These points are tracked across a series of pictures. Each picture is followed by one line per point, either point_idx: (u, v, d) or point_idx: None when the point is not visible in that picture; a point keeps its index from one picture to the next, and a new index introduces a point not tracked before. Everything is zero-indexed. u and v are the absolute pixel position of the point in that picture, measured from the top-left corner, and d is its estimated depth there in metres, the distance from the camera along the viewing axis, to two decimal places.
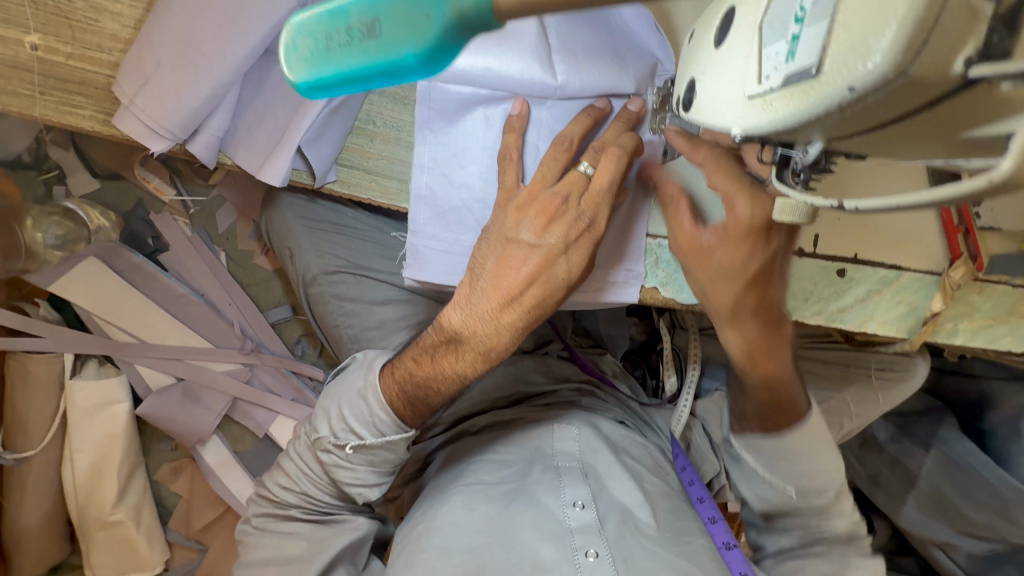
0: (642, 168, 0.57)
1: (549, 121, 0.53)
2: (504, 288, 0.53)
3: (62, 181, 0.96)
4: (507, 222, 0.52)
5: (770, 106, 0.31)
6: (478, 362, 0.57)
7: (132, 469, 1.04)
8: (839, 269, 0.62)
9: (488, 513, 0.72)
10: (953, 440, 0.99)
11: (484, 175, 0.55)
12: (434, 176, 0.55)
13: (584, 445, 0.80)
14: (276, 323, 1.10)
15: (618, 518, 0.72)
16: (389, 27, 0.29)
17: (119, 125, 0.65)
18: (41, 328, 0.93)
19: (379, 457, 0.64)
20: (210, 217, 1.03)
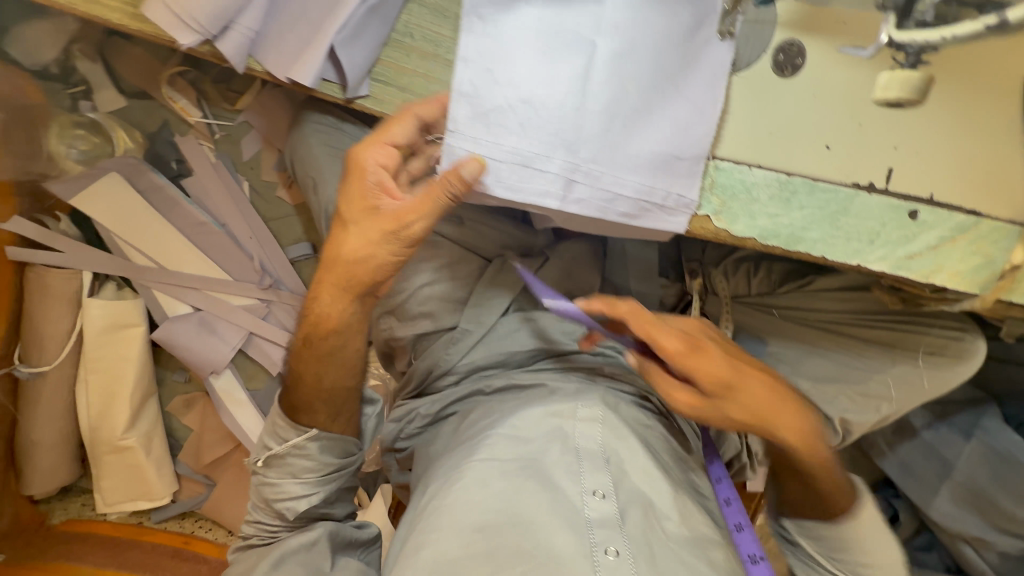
0: (708, 79, 0.51)
1: (609, 14, 0.49)
2: (345, 281, 0.59)
3: (89, 96, 0.93)
4: (338, 215, 0.58)
5: None
6: (319, 339, 0.64)
7: (145, 396, 1.04)
8: (911, 210, 0.56)
9: (502, 489, 0.68)
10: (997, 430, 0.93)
11: (534, 73, 0.50)
12: (479, 71, 0.50)
13: (608, 428, 0.75)
14: (295, 260, 1.07)
15: (640, 510, 0.67)
16: None
17: (148, 14, 0.62)
18: (62, 243, 0.92)
19: (297, 466, 0.64)
20: (235, 144, 0.99)
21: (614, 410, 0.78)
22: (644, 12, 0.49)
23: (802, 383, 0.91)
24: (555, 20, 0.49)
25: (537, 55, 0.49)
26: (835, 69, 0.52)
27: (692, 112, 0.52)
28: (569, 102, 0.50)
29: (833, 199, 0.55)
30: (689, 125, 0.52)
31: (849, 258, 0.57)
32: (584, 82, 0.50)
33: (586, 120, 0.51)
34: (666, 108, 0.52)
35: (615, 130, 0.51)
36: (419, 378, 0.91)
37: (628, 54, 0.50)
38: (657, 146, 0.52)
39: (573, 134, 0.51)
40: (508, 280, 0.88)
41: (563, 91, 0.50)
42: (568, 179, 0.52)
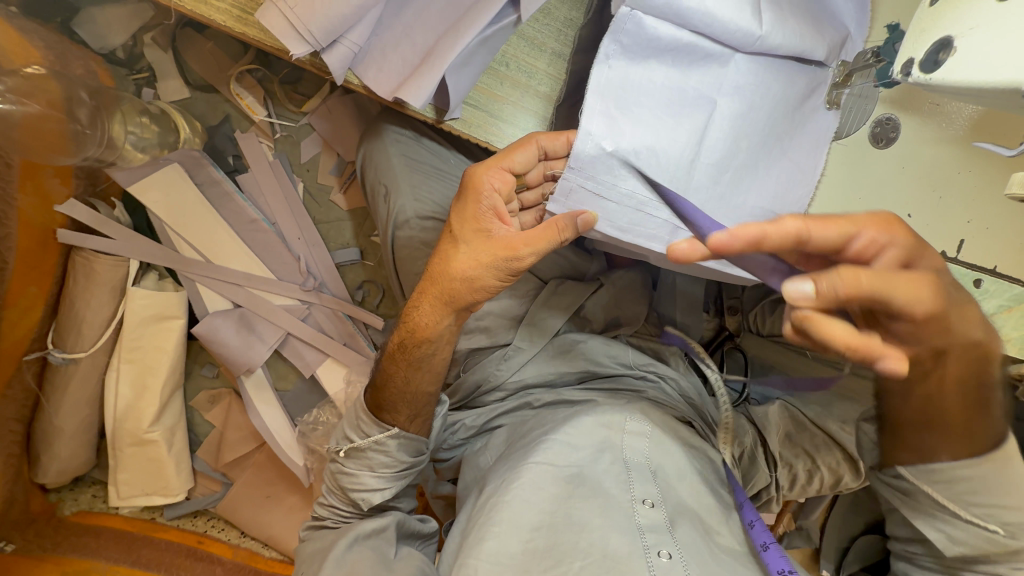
0: (807, 144, 0.55)
1: (735, 76, 0.51)
2: (446, 295, 0.65)
3: (152, 83, 0.93)
4: (450, 238, 0.64)
5: None
6: (414, 347, 0.70)
7: (174, 389, 1.02)
8: (977, 279, 0.60)
9: (556, 494, 0.71)
10: None
11: (656, 127, 0.51)
12: (606, 117, 0.50)
13: (654, 443, 0.78)
14: (341, 264, 1.07)
15: (688, 520, 0.70)
16: None
17: (261, 20, 0.62)
18: (112, 229, 0.90)
19: (375, 460, 0.71)
20: (295, 145, 1.00)
21: (660, 424, 0.82)
22: (765, 77, 0.52)
23: (832, 425, 0.94)
24: (681, 78, 0.51)
25: (664, 107, 0.51)
26: (932, 145, 0.55)
27: (791, 172, 0.56)
28: (686, 155, 0.53)
29: None
30: (788, 186, 0.56)
31: None
32: (702, 138, 0.53)
33: (698, 173, 0.54)
34: (770, 168, 0.56)
35: (722, 184, 0.54)
36: (466, 391, 0.93)
37: (745, 117, 0.53)
38: (758, 201, 0.56)
39: (685, 185, 0.54)
40: (561, 303, 0.91)
41: (682, 145, 0.52)
42: (674, 226, 0.55)
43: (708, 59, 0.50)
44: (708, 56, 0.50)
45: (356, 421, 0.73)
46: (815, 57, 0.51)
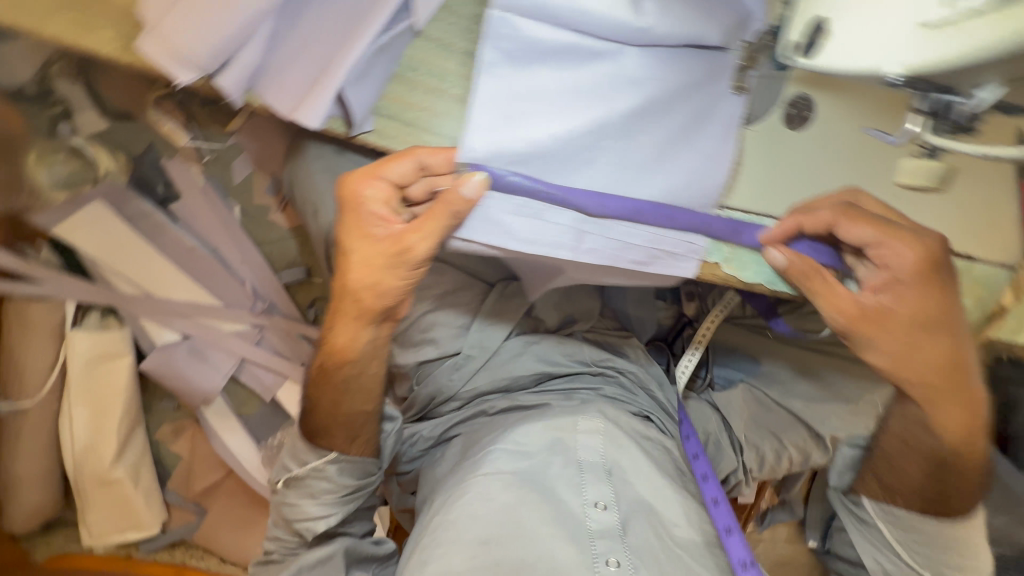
0: (722, 129, 0.52)
1: (632, 70, 0.49)
2: (357, 311, 0.63)
3: (69, 117, 0.89)
4: (345, 252, 0.59)
5: None
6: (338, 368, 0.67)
7: (132, 427, 1.00)
8: None
9: (507, 502, 0.69)
10: None
11: (557, 131, 0.49)
12: (498, 123, 0.48)
13: (608, 440, 0.76)
14: (289, 284, 1.05)
15: (643, 519, 0.69)
16: None
17: (142, 49, 0.60)
18: (43, 273, 0.88)
19: (315, 488, 0.70)
20: (225, 166, 0.97)
21: (613, 419, 0.81)
22: (657, 68, 0.50)
23: (795, 404, 0.95)
24: (574, 79, 0.49)
25: (555, 109, 0.49)
26: (849, 126, 0.53)
27: (705, 162, 0.53)
28: (582, 157, 0.51)
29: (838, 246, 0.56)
30: (702, 175, 0.53)
31: None
32: (598, 138, 0.50)
33: (599, 173, 0.51)
34: (681, 159, 0.52)
35: (630, 182, 0.52)
36: (421, 404, 0.91)
37: (644, 111, 0.50)
38: (668, 197, 0.53)
39: (588, 188, 0.51)
40: (509, 308, 0.88)
41: (576, 147, 0.50)
42: (580, 231, 0.53)
43: (595, 56, 0.49)
44: (595, 53, 0.49)
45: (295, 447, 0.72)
46: (711, 41, 0.49)
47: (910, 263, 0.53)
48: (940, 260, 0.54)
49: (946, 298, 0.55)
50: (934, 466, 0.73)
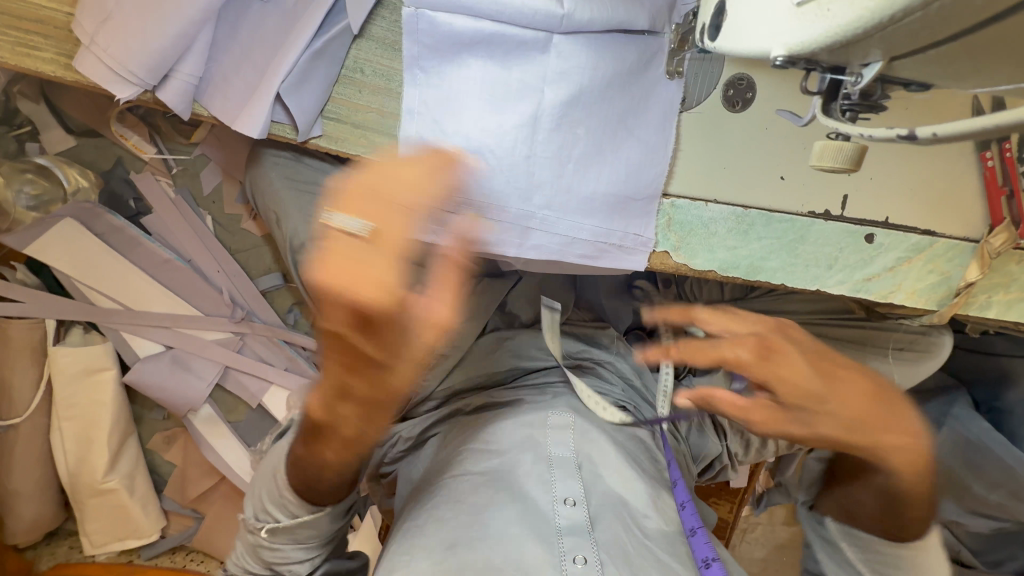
0: (659, 116, 0.51)
1: (556, 64, 0.48)
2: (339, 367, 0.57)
3: (35, 138, 0.91)
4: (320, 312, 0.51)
5: (827, 11, 0.29)
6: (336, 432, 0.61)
7: (123, 438, 1.02)
8: (867, 234, 0.56)
9: (474, 503, 0.69)
10: (967, 418, 0.97)
11: (485, 124, 0.49)
12: (424, 124, 0.49)
13: (578, 435, 0.77)
14: (266, 290, 1.06)
15: (612, 514, 0.69)
16: None
17: (80, 67, 0.60)
18: (22, 293, 0.90)
19: (301, 535, 0.68)
20: (194, 177, 0.97)
21: (585, 411, 0.81)
22: (588, 57, 0.48)
23: None
24: (502, 72, 0.48)
25: (483, 106, 0.48)
26: (788, 107, 0.52)
27: (644, 152, 0.52)
28: (518, 154, 0.50)
29: (789, 228, 0.55)
30: (638, 167, 0.52)
31: (808, 286, 0.57)
32: (532, 132, 0.49)
33: (537, 169, 0.50)
34: (619, 149, 0.51)
35: (567, 176, 0.51)
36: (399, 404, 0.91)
37: (577, 102, 0.49)
38: (608, 189, 0.52)
39: (526, 184, 0.51)
40: (481, 304, 0.89)
41: (509, 143, 0.49)
42: (524, 228, 0.52)
43: (522, 44, 0.47)
44: (522, 41, 0.47)
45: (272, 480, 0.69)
46: (639, 26, 0.48)
47: None
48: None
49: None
50: (888, 501, 0.64)
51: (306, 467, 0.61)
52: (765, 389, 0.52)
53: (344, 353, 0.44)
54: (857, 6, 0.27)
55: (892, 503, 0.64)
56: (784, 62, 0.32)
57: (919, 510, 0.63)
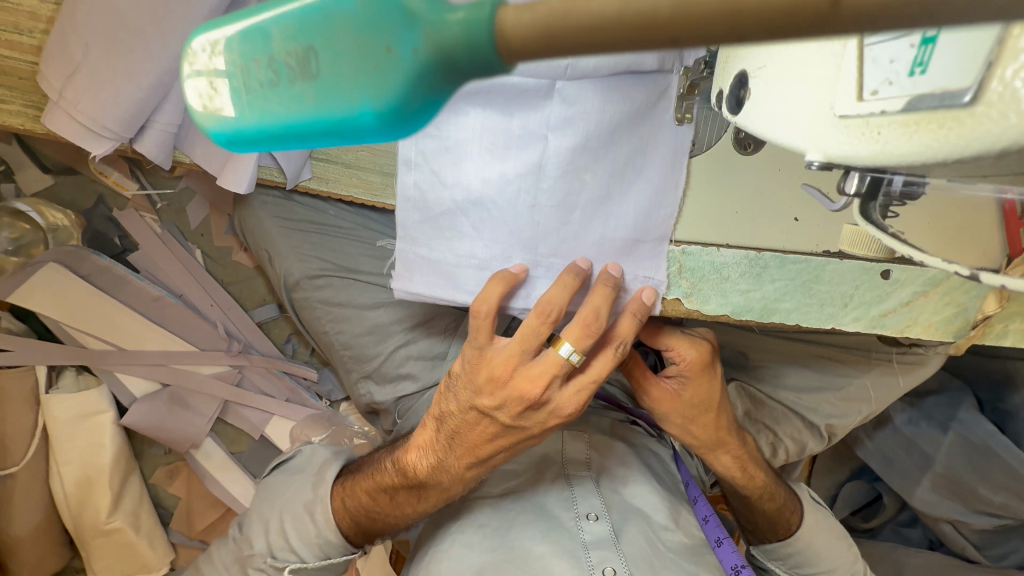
0: (668, 155, 0.48)
1: (559, 110, 0.45)
2: (425, 436, 0.62)
3: (10, 178, 0.87)
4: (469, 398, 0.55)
5: (877, 135, 0.26)
6: (439, 500, 0.64)
7: (125, 476, 1.00)
8: (884, 270, 0.54)
9: (497, 528, 0.68)
10: (972, 422, 0.96)
11: (484, 174, 0.47)
12: (423, 175, 0.48)
13: (596, 448, 0.75)
14: (262, 322, 1.04)
15: (636, 524, 0.68)
16: (329, 60, 0.17)
17: (52, 125, 0.57)
18: (8, 340, 0.87)
19: (319, 575, 0.71)
20: (180, 211, 0.94)
21: (595, 427, 0.80)
22: (595, 102, 0.45)
23: (786, 397, 0.94)
24: (503, 119, 0.45)
25: (483, 156, 0.46)
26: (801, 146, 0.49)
27: (652, 196, 0.49)
28: (522, 205, 0.47)
29: (803, 270, 0.53)
30: (647, 211, 0.49)
31: (822, 324, 0.56)
32: (536, 179, 0.47)
33: (543, 215, 0.48)
34: (627, 193, 0.48)
35: (574, 222, 0.48)
36: None
37: (582, 148, 0.46)
38: (615, 234, 0.49)
39: (532, 234, 0.48)
40: None
41: (513, 192, 0.47)
42: (530, 276, 0.50)
43: (524, 92, 0.44)
44: (523, 88, 0.45)
45: (298, 521, 0.69)
46: (647, 66, 0.44)
47: (692, 358, 0.62)
48: (713, 356, 0.63)
49: (720, 387, 0.65)
50: (779, 515, 0.78)
51: (380, 514, 0.66)
52: (666, 416, 0.66)
53: (481, 426, 0.56)
54: (915, 141, 0.25)
55: (751, 504, 0.77)
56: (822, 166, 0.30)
57: (772, 500, 0.77)
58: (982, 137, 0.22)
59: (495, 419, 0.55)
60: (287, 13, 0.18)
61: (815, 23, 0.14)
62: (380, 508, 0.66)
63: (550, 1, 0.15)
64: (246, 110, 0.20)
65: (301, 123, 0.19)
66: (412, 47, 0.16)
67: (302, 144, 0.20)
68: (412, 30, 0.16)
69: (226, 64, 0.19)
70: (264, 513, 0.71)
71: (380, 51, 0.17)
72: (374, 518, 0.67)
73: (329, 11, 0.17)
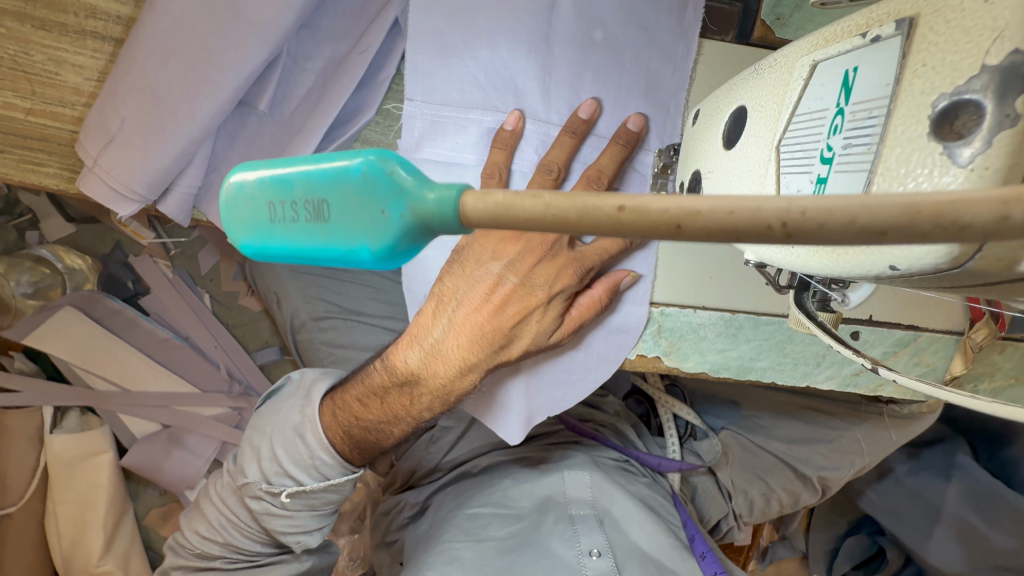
0: (680, 21, 0.53)
1: None
2: (417, 323, 0.54)
3: (35, 225, 0.91)
4: (478, 255, 0.50)
5: (791, 249, 0.29)
6: (434, 403, 0.57)
7: (118, 517, 1.00)
8: (852, 331, 0.58)
9: (500, 567, 0.66)
10: (975, 469, 0.96)
11: (499, 26, 0.54)
12: (434, 45, 0.54)
13: (596, 492, 0.75)
14: (264, 364, 1.07)
15: (639, 565, 0.67)
16: (341, 211, 0.22)
17: (85, 188, 0.63)
18: (18, 381, 0.90)
19: (320, 501, 0.67)
20: (192, 258, 1.00)
21: (598, 466, 0.80)
22: None
23: (777, 446, 0.94)
24: None
25: (502, 19, 0.53)
26: None
27: (664, 60, 0.54)
28: (536, 72, 0.54)
29: (776, 332, 0.56)
30: (659, 74, 0.55)
31: (797, 381, 0.59)
32: (548, 50, 0.54)
33: (554, 79, 0.55)
34: (641, 60, 0.54)
35: (585, 84, 0.55)
36: (404, 478, 0.93)
37: None
38: (624, 100, 0.55)
39: (544, 105, 0.55)
40: None
41: (523, 54, 0.54)
42: (543, 138, 0.56)
43: None
44: None
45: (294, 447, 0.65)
46: None
47: None
48: None
49: None
50: None
51: (373, 421, 0.61)
52: None
53: (486, 288, 0.50)
54: (817, 258, 0.28)
55: None
56: (760, 262, 0.34)
57: None
58: (861, 265, 0.26)
59: (505, 279, 0.50)
60: (308, 170, 0.22)
61: (668, 236, 0.17)
62: (372, 413, 0.60)
63: (496, 195, 0.19)
64: (270, 232, 0.23)
65: (312, 251, 0.22)
66: (399, 214, 0.21)
67: (315, 263, 0.23)
68: (400, 200, 0.21)
69: (257, 193, 0.23)
70: (263, 436, 0.68)
71: (376, 210, 0.21)
72: (372, 423, 0.61)
73: (339, 176, 0.21)
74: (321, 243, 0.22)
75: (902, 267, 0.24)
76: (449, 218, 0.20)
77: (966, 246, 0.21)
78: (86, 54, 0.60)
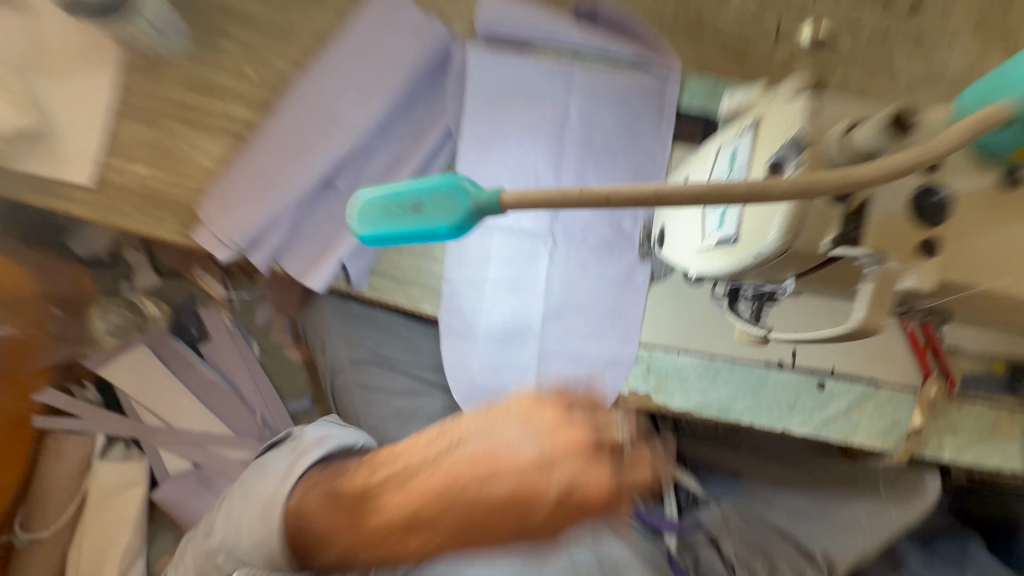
0: (656, 135, 0.74)
1: (578, 97, 0.74)
2: (409, 450, 0.56)
3: (129, 277, 1.02)
4: (499, 423, 0.51)
5: (711, 261, 0.41)
6: (398, 545, 0.53)
7: (134, 557, 1.02)
8: (819, 382, 0.66)
9: None
10: (987, 559, 0.94)
11: (525, 130, 0.74)
12: (478, 142, 0.74)
13: (596, 539, 0.82)
14: (296, 413, 1.14)
15: None
16: (431, 205, 0.35)
17: (197, 240, 0.79)
18: (84, 410, 1.01)
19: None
20: (250, 311, 1.12)
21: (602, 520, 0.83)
22: (592, 98, 0.74)
23: (779, 519, 0.95)
24: (537, 107, 0.74)
25: (528, 127, 0.74)
26: None
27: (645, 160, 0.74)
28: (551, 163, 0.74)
29: (751, 376, 0.66)
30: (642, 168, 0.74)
31: (774, 425, 0.66)
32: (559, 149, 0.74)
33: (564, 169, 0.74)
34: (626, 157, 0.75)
35: (587, 173, 0.75)
36: None
37: (594, 108, 0.74)
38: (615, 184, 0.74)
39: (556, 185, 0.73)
40: None
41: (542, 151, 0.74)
42: None
43: (553, 91, 0.74)
44: (552, 85, 0.74)
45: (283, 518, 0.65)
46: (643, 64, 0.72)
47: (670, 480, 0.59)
48: None
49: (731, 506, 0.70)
50: None
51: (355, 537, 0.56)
52: None
53: (494, 447, 0.49)
54: (722, 261, 0.39)
55: None
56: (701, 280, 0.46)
57: None
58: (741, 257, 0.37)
59: (528, 461, 0.48)
60: (411, 185, 0.36)
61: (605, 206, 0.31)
62: (345, 535, 0.56)
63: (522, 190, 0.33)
64: (382, 223, 0.36)
65: (411, 231, 0.36)
66: (466, 204, 0.35)
67: (409, 241, 0.37)
68: (467, 197, 0.35)
69: (374, 200, 0.36)
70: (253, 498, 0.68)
71: (452, 202, 0.35)
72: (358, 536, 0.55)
73: (432, 186, 0.35)
74: (416, 224, 0.36)
75: (762, 252, 0.35)
76: (498, 204, 0.35)
77: (791, 224, 0.33)
78: (215, 144, 0.82)
